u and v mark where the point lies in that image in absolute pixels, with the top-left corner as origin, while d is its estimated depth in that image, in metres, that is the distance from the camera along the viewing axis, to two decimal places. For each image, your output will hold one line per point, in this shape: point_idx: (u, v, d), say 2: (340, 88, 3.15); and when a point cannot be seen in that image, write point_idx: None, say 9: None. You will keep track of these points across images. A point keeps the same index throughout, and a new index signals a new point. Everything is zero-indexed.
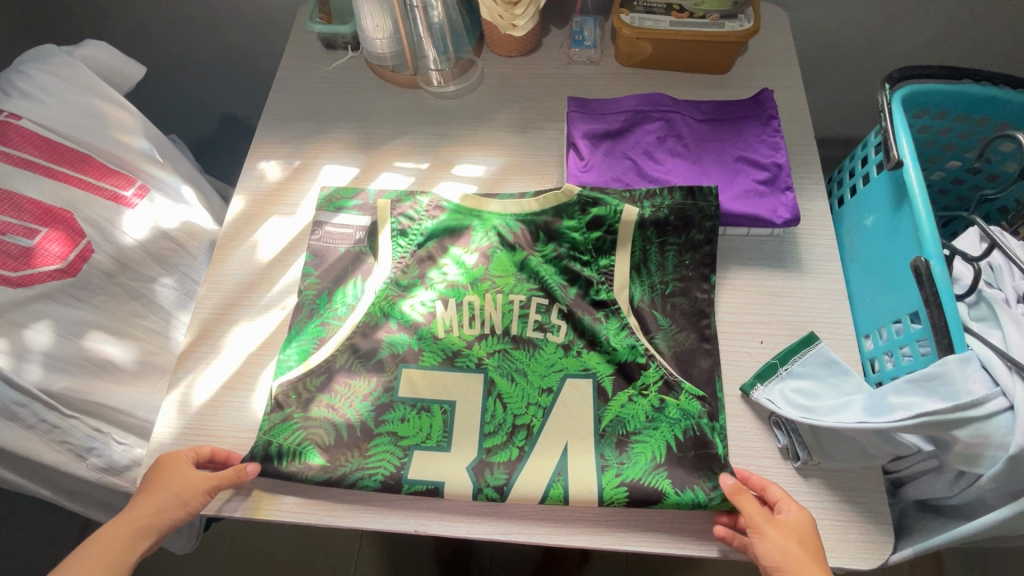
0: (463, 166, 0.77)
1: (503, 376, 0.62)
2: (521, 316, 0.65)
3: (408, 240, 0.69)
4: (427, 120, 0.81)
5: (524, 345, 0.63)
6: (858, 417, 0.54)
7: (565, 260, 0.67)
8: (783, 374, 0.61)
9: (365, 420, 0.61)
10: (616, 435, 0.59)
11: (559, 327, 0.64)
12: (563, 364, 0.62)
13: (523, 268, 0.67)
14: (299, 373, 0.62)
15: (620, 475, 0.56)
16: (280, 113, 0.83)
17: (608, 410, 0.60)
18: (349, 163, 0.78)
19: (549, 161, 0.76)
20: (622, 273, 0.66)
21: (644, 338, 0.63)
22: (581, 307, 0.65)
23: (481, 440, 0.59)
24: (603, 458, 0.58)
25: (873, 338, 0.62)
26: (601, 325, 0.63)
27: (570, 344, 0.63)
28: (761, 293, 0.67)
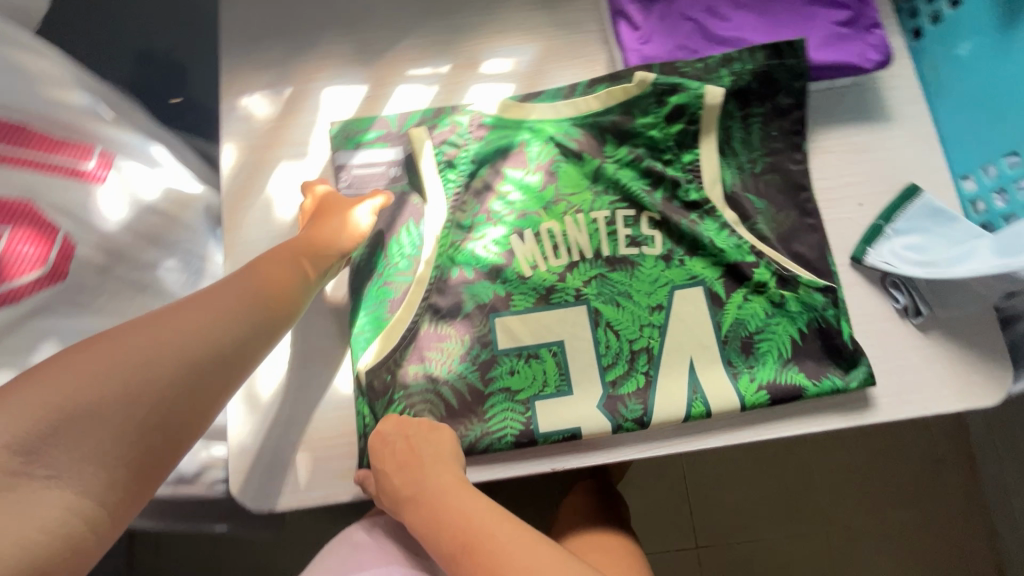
0: (491, 63, 0.65)
1: (606, 303, 0.57)
2: (609, 233, 0.58)
3: (458, 172, 0.59)
4: (432, 12, 0.66)
5: (620, 266, 0.57)
6: (989, 262, 0.52)
7: (644, 161, 0.59)
8: (889, 234, 0.58)
9: (471, 382, 0.55)
10: (739, 339, 0.55)
11: (654, 237, 0.58)
12: (667, 277, 0.57)
13: (597, 179, 0.59)
14: (381, 346, 0.55)
15: (756, 379, 0.54)
16: (245, 30, 0.66)
17: (726, 315, 0.56)
18: (354, 81, 0.64)
19: (592, 38, 0.65)
20: (710, 163, 0.59)
21: (744, 229, 0.58)
22: (673, 212, 0.58)
23: (603, 373, 0.55)
24: (732, 365, 0.55)
25: (976, 178, 0.59)
26: (700, 227, 0.58)
27: (670, 254, 0.58)
28: (850, 152, 0.62)
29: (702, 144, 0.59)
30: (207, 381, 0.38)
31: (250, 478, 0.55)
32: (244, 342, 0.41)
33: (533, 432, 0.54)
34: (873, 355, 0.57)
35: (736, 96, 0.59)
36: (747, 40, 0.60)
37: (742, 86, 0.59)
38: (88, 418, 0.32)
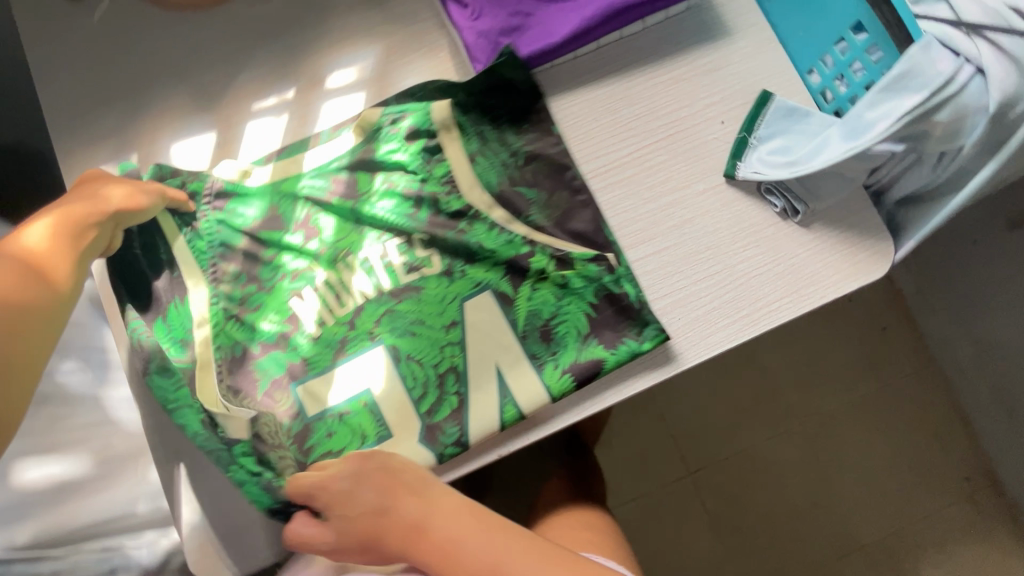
0: (334, 75, 0.63)
1: (401, 336, 0.56)
2: (387, 266, 0.58)
3: (209, 243, 0.59)
4: (260, 38, 0.63)
5: (405, 294, 0.58)
6: (841, 147, 0.54)
7: (402, 187, 0.60)
8: (755, 143, 0.60)
9: (298, 455, 0.55)
10: (536, 330, 0.56)
11: (455, 252, 0.58)
12: (452, 292, 0.57)
13: (362, 220, 0.59)
14: (215, 431, 0.54)
15: (558, 365, 0.55)
16: (68, 107, 0.62)
17: (518, 311, 0.57)
18: (199, 130, 0.61)
19: (428, 26, 0.63)
20: (496, 158, 0.59)
21: (517, 224, 0.58)
22: (439, 227, 0.59)
23: (417, 406, 0.55)
24: (536, 357, 0.56)
25: (818, 71, 0.61)
26: (469, 234, 0.58)
27: (451, 268, 0.58)
28: (702, 73, 0.63)
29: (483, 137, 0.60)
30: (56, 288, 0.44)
31: (215, 556, 0.56)
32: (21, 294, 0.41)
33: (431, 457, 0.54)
34: (766, 262, 0.59)
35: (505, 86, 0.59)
36: None
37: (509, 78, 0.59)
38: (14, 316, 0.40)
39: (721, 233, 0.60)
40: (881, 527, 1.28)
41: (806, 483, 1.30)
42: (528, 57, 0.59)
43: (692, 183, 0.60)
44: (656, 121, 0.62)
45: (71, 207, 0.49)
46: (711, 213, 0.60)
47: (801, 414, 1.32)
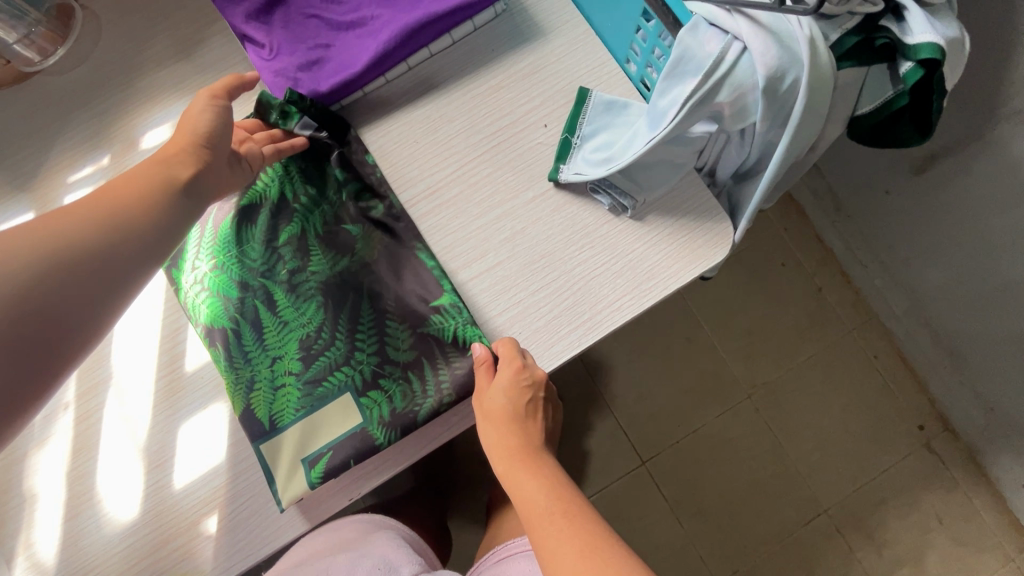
0: (149, 135, 0.61)
1: (251, 372, 0.54)
2: (233, 301, 0.55)
3: None
4: (69, 108, 0.62)
5: (253, 331, 0.55)
6: (645, 138, 0.53)
7: (242, 220, 0.57)
8: (579, 143, 0.59)
9: (140, 534, 0.54)
10: (388, 350, 0.54)
11: (292, 292, 0.55)
12: (300, 323, 0.55)
13: (205, 257, 0.57)
14: (60, 525, 0.54)
15: (409, 387, 0.54)
16: None
17: (366, 335, 0.54)
18: (16, 210, 0.60)
19: (240, 71, 0.63)
20: (317, 193, 0.58)
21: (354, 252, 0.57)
22: (281, 258, 0.56)
23: (271, 440, 0.53)
24: (388, 379, 0.54)
25: (633, 60, 0.60)
26: (312, 263, 0.56)
27: (298, 298, 0.55)
28: (521, 78, 0.62)
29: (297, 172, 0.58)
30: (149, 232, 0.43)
31: None
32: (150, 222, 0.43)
33: (306, 484, 0.52)
34: (604, 262, 0.58)
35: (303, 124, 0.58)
36: (370, 17, 0.59)
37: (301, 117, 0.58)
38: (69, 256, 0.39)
39: (555, 238, 0.58)
40: (841, 490, 1.17)
41: (760, 454, 1.19)
42: (329, 91, 0.58)
43: (521, 193, 0.59)
44: (478, 134, 0.61)
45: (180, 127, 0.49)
46: (543, 220, 0.59)
47: (748, 386, 1.21)
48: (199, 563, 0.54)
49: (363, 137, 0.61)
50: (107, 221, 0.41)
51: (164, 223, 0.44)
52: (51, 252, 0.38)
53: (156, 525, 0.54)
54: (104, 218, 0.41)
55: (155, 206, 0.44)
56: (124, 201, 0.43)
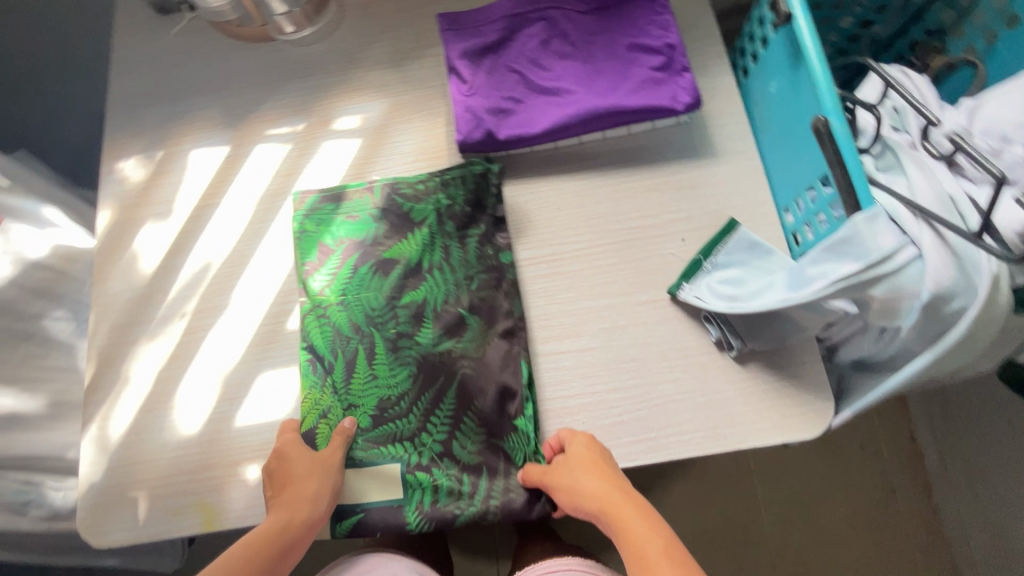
0: (342, 119, 0.69)
1: (330, 409, 0.58)
2: (341, 339, 0.60)
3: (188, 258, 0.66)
4: (291, 74, 0.72)
5: (347, 373, 0.59)
6: (780, 296, 0.52)
7: (377, 270, 0.62)
8: (708, 268, 0.59)
9: (189, 450, 0.59)
10: (452, 446, 0.57)
11: (394, 352, 0.59)
12: (388, 386, 0.58)
13: (334, 288, 0.61)
14: (134, 413, 0.61)
15: (459, 487, 0.56)
16: (129, 99, 0.73)
17: (438, 424, 0.57)
18: (217, 141, 0.70)
19: (434, 93, 0.69)
20: (453, 266, 0.62)
21: (458, 340, 0.59)
22: (395, 320, 0.60)
23: None
24: (441, 471, 0.56)
25: (793, 212, 0.59)
26: (419, 336, 0.60)
27: (396, 361, 0.59)
28: (677, 188, 0.63)
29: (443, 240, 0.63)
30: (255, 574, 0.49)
31: (93, 515, 0.58)
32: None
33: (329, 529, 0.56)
34: (689, 390, 0.57)
35: (470, 205, 0.63)
36: (566, 88, 0.63)
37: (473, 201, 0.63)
38: None
39: (650, 348, 0.59)
40: None
41: None
42: (504, 139, 0.62)
43: (634, 293, 0.60)
44: (616, 224, 0.63)
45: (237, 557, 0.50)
46: (645, 326, 0.59)
47: (776, 556, 1.10)
48: (223, 500, 0.57)
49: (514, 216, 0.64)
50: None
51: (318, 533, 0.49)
52: None
53: (205, 449, 0.59)
54: None
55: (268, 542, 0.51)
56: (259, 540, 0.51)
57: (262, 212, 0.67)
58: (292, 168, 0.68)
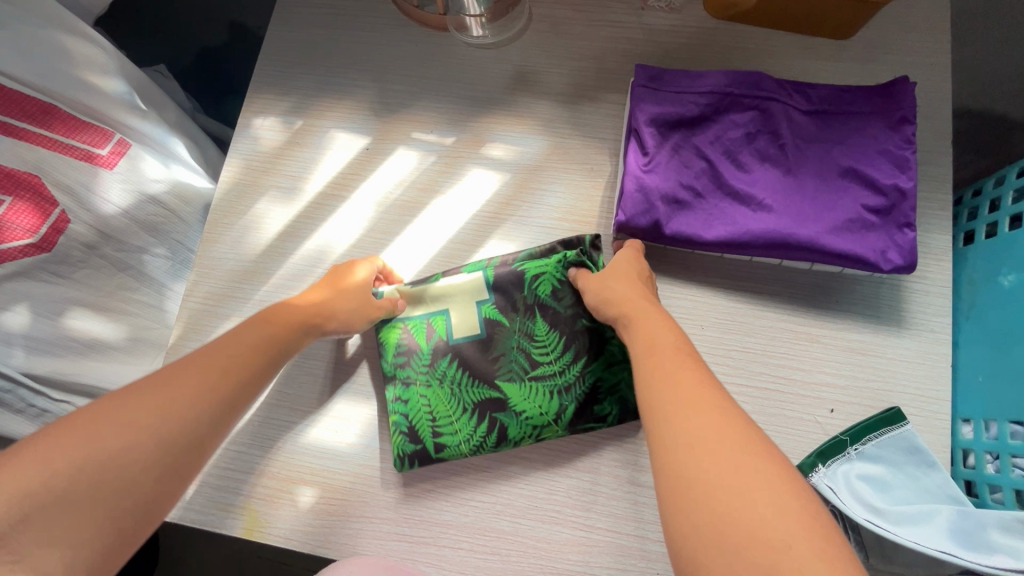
0: (495, 146, 0.63)
1: (464, 440, 0.54)
2: (474, 417, 0.55)
3: (299, 243, 0.62)
4: (457, 77, 0.65)
5: (479, 418, 0.55)
6: (938, 539, 0.44)
7: (485, 354, 0.56)
8: (851, 455, 0.51)
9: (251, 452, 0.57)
10: (568, 365, 0.55)
11: (494, 418, 0.54)
12: (531, 413, 0.54)
13: (447, 383, 0.56)
14: None
15: (580, 368, 0.55)
16: (284, 50, 0.68)
17: (578, 404, 0.54)
18: (359, 129, 0.65)
19: (602, 148, 0.62)
20: (549, 320, 0.56)
21: (605, 369, 0.55)
22: (534, 389, 0.55)
23: (434, 416, 0.55)
24: (547, 355, 0.55)
25: (974, 428, 0.51)
26: (556, 384, 0.55)
27: (541, 404, 0.54)
28: (842, 348, 0.55)
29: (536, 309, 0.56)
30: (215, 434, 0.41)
31: None
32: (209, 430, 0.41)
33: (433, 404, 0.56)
34: None
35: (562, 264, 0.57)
36: (759, 199, 0.54)
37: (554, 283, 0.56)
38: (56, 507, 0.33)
39: None
40: None
41: None
42: (670, 235, 0.55)
43: None
44: (760, 365, 0.55)
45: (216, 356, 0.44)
46: None
47: None
48: (271, 515, 0.55)
49: None
50: (140, 433, 0.37)
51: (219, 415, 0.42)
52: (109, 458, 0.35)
53: (268, 454, 0.57)
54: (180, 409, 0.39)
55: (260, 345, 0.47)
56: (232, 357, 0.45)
57: (386, 222, 0.62)
58: (429, 184, 0.62)
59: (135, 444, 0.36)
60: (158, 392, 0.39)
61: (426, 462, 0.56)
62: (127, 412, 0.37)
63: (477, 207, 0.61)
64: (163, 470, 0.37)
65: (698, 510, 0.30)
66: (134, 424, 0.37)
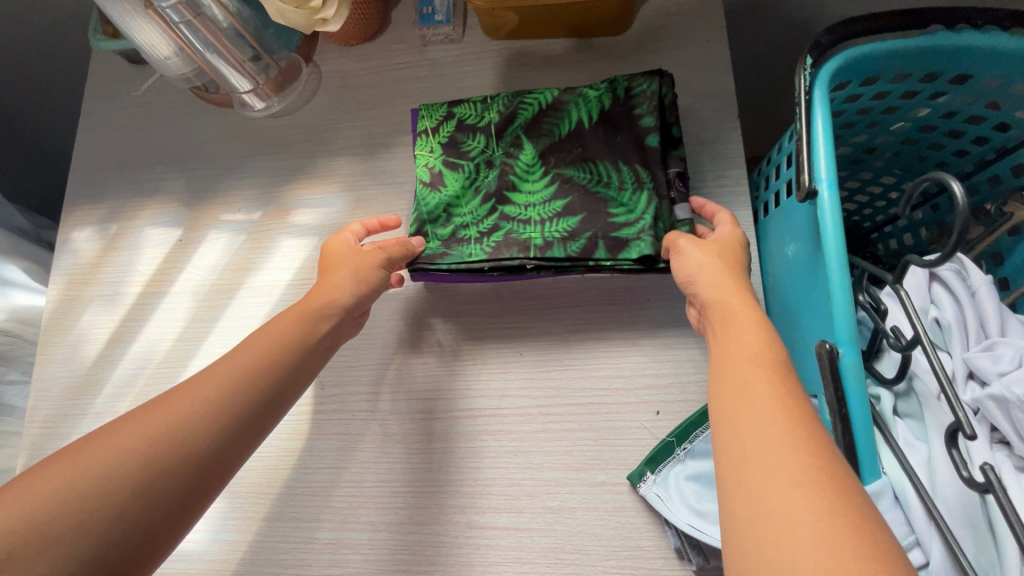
0: (302, 211, 0.63)
1: (474, 253, 0.51)
2: (488, 233, 0.51)
3: (128, 349, 0.62)
4: (258, 151, 0.66)
5: (493, 231, 0.51)
6: None
7: (499, 228, 0.51)
8: (680, 456, 0.50)
9: None
10: (556, 181, 0.52)
11: (496, 223, 0.52)
12: (525, 234, 0.50)
13: (443, 217, 0.53)
14: None
15: (548, 166, 0.53)
16: (95, 158, 0.69)
17: (559, 221, 0.50)
18: (171, 223, 0.65)
19: (402, 192, 0.61)
20: (493, 221, 0.52)
21: (599, 157, 0.52)
22: (502, 246, 0.50)
23: (508, 227, 0.51)
24: (536, 198, 0.52)
25: None
26: (535, 200, 0.52)
27: (526, 218, 0.51)
28: (658, 346, 0.54)
29: (551, 186, 0.52)
30: (193, 483, 0.38)
31: None
32: (202, 470, 0.38)
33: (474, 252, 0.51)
34: None
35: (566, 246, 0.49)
36: None
37: (584, 193, 0.51)
38: (37, 543, 0.32)
39: (597, 539, 0.50)
40: None
41: None
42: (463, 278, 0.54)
43: (589, 470, 0.52)
44: (583, 382, 0.54)
45: (194, 379, 0.41)
46: (596, 514, 0.51)
47: None
48: None
49: (468, 362, 0.56)
50: (96, 472, 0.35)
51: (187, 464, 0.38)
52: (85, 489, 0.34)
53: None
54: (136, 450, 0.36)
55: (224, 401, 0.41)
56: (240, 375, 0.42)
57: (206, 311, 0.62)
58: (243, 264, 0.62)
59: (111, 498, 0.34)
60: (163, 408, 0.39)
61: (269, 547, 0.54)
62: (98, 451, 0.36)
63: (290, 275, 0.61)
64: (138, 480, 0.35)
65: (762, 549, 0.27)
66: (94, 469, 0.35)
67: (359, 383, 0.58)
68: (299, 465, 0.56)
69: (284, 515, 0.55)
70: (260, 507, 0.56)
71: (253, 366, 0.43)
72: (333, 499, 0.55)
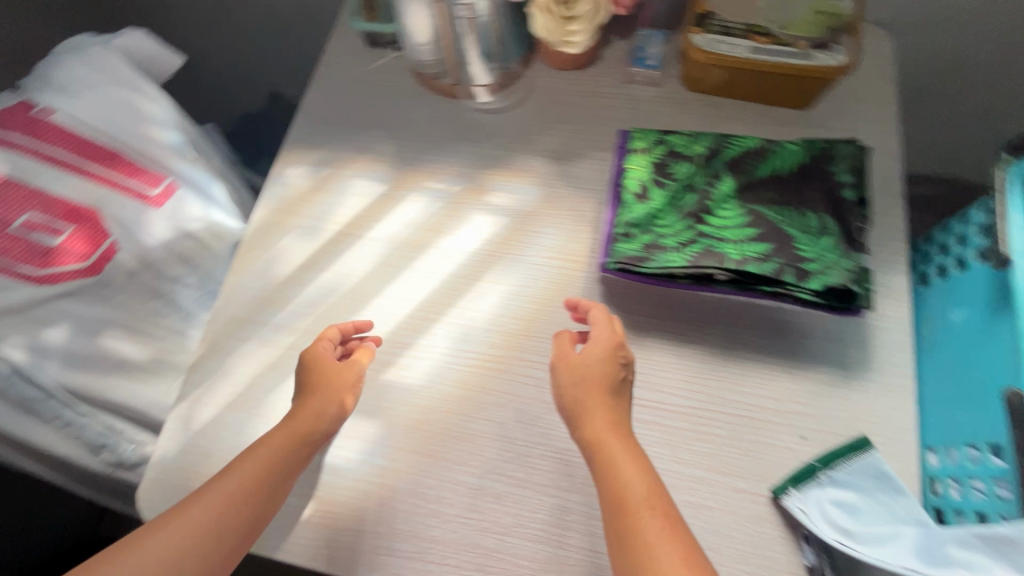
0: (498, 194, 0.71)
1: (673, 257, 0.58)
2: (686, 243, 0.58)
3: (317, 276, 0.69)
4: (465, 136, 0.75)
5: (690, 243, 0.58)
6: (907, 559, 0.49)
7: (697, 241, 0.58)
8: (823, 480, 0.54)
9: None
10: (748, 213, 0.60)
11: (693, 238, 0.59)
12: (722, 250, 0.57)
13: (645, 223, 0.60)
14: (219, 406, 0.64)
15: (743, 200, 0.61)
16: (320, 113, 0.80)
17: (753, 245, 0.57)
18: (378, 179, 0.74)
19: (592, 196, 0.69)
20: (691, 235, 0.59)
21: (789, 202, 0.60)
22: (701, 256, 0.57)
23: (705, 242, 0.58)
24: (730, 223, 0.59)
25: (939, 455, 0.54)
26: (730, 225, 0.59)
27: (722, 237, 0.58)
28: (810, 379, 0.59)
29: (745, 215, 0.59)
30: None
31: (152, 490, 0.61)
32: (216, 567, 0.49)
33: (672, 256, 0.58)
34: None
35: (760, 267, 0.56)
36: None
37: (775, 227, 0.58)
38: None
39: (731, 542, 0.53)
40: None
41: None
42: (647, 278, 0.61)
43: (732, 476, 0.56)
44: (735, 396, 0.59)
45: (227, 482, 0.52)
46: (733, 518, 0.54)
47: None
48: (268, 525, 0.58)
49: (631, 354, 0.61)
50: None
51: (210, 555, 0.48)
52: None
53: None
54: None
55: (238, 505, 0.51)
56: (254, 473, 0.53)
57: (395, 259, 0.69)
58: (436, 226, 0.70)
59: None
60: (180, 520, 0.49)
61: (416, 479, 0.58)
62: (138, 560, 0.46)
63: (478, 244, 0.68)
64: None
65: None
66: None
67: (525, 350, 0.62)
68: (455, 411, 0.60)
69: (435, 453, 0.59)
70: (412, 442, 0.60)
71: (273, 474, 0.54)
72: (483, 450, 0.59)
